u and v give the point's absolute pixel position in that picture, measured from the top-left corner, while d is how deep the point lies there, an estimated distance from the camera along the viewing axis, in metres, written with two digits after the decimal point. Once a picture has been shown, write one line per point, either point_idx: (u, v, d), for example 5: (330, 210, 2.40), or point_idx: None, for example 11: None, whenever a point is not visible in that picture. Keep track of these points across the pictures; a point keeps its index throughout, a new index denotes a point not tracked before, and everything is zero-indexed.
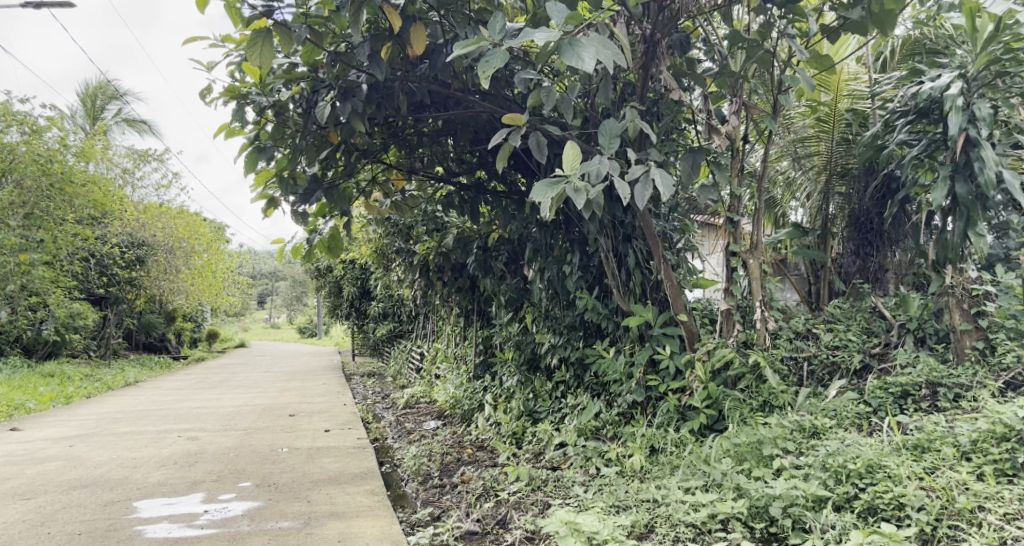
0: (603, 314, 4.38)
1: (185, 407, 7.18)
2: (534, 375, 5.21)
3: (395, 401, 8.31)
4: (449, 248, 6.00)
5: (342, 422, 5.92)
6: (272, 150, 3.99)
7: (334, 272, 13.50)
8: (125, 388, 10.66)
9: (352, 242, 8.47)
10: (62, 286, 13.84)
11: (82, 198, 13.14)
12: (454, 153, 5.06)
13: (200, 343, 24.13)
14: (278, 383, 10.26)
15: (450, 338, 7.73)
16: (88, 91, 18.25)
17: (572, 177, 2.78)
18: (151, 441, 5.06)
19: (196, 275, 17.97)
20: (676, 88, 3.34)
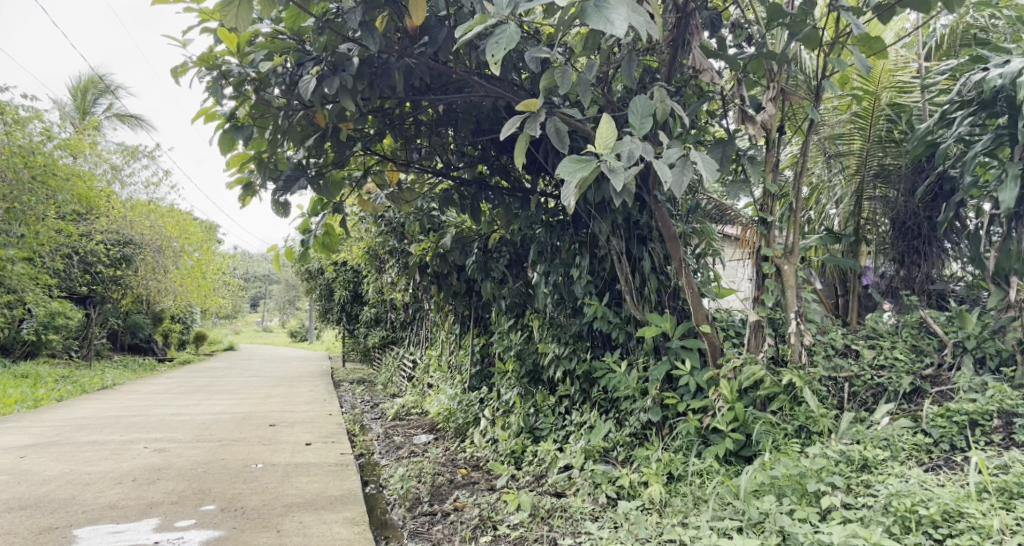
0: (614, 323, 4.01)
1: (159, 413, 6.78)
2: (535, 387, 4.82)
3: (385, 410, 7.92)
4: (447, 249, 5.63)
5: (325, 434, 5.52)
6: (251, 131, 3.70)
7: (326, 274, 13.12)
8: (102, 390, 10.23)
9: (344, 242, 8.10)
10: (43, 284, 13.45)
11: (66, 194, 12.78)
12: (454, 145, 4.81)
13: (188, 345, 23.65)
14: (264, 389, 9.86)
15: (444, 346, 7.34)
16: (80, 85, 17.85)
17: (605, 156, 2.67)
18: (113, 452, 4.64)
19: (185, 275, 17.55)
20: (709, 69, 2.85)
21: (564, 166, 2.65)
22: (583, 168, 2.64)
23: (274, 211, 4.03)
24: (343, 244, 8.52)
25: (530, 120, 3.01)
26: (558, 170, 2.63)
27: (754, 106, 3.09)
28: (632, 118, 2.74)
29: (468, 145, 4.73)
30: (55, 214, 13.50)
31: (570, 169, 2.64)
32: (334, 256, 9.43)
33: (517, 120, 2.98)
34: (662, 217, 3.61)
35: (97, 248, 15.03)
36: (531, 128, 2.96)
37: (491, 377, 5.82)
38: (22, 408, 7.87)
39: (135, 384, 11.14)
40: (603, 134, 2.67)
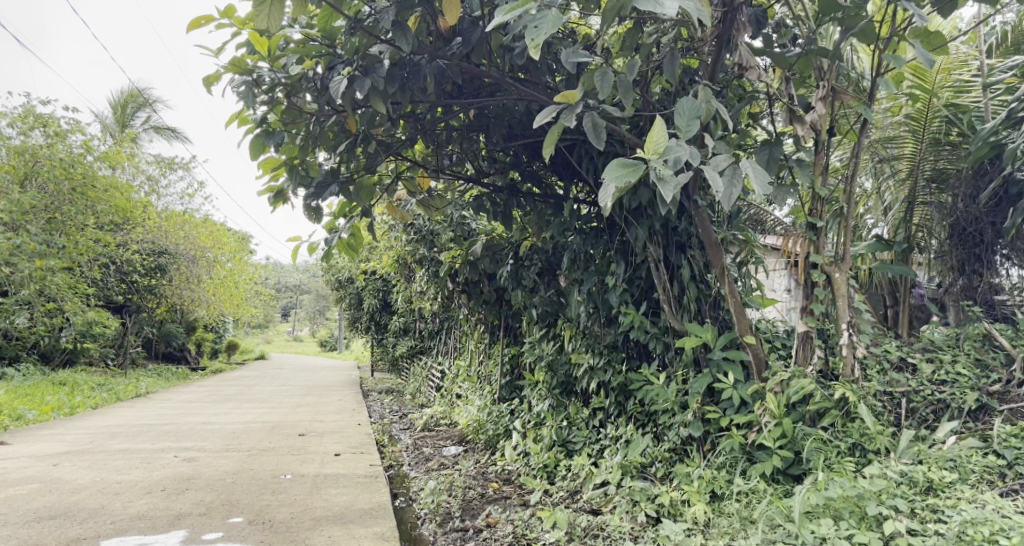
0: (651, 333, 3.87)
1: (190, 422, 6.78)
2: (568, 399, 4.68)
3: (413, 421, 7.84)
4: (477, 257, 5.54)
5: (354, 445, 5.43)
6: (282, 135, 3.61)
7: (356, 284, 13.14)
8: (135, 398, 10.32)
9: (374, 251, 8.08)
10: (81, 293, 13.67)
11: (105, 204, 13.53)
12: (486, 151, 4.81)
13: (220, 354, 23.88)
14: (294, 398, 9.86)
15: (473, 356, 7.23)
16: (120, 99, 18.21)
17: (654, 161, 2.57)
18: (142, 461, 4.60)
19: (218, 285, 17.74)
20: (757, 67, 2.74)
21: (609, 169, 2.58)
22: (631, 174, 2.54)
23: (306, 217, 3.99)
24: (372, 253, 8.47)
25: (565, 110, 2.97)
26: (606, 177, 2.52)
27: (804, 105, 2.95)
28: (678, 120, 2.63)
29: (501, 151, 4.69)
30: (93, 224, 13.76)
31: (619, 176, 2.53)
32: (364, 266, 9.42)
33: (551, 109, 2.94)
34: (702, 223, 3.49)
35: (133, 258, 15.25)
36: (565, 119, 2.92)
37: (522, 388, 5.70)
38: (58, 415, 7.95)
39: (167, 392, 11.23)
40: (653, 138, 2.56)
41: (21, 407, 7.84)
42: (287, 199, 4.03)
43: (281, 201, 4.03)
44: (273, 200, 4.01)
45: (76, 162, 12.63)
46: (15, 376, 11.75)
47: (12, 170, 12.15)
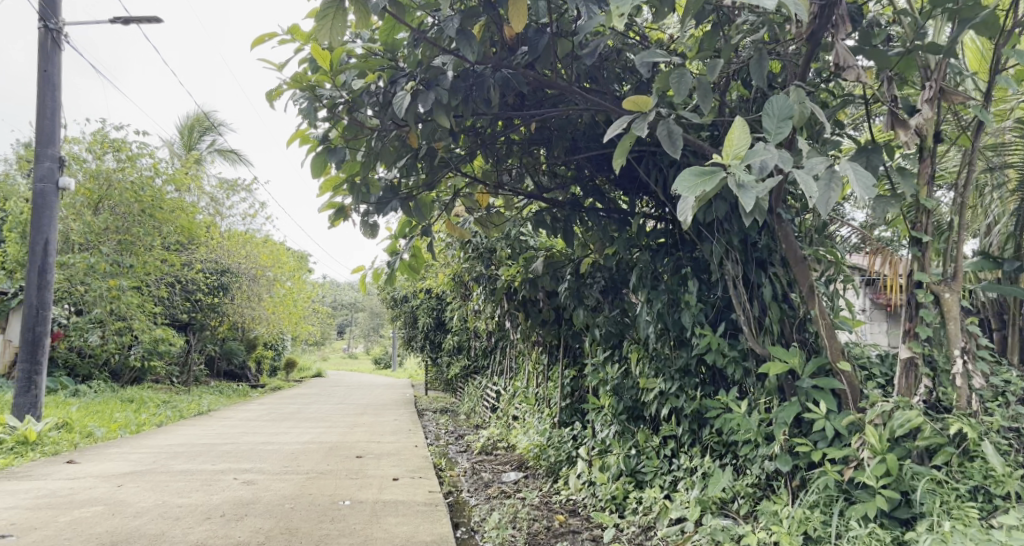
0: (729, 357, 3.61)
1: (249, 442, 6.75)
2: (636, 426, 4.42)
3: (470, 443, 7.68)
4: (537, 273, 5.38)
5: (413, 469, 5.28)
6: (344, 152, 3.51)
7: (410, 302, 13.13)
8: (198, 416, 10.43)
9: (430, 269, 8.00)
10: (149, 312, 14.05)
11: (170, 224, 13.86)
12: (547, 165, 4.67)
13: (279, 371, 24.26)
14: (350, 417, 9.82)
15: (530, 377, 7.04)
16: (187, 123, 18.81)
17: (733, 167, 2.30)
18: (203, 484, 4.53)
19: (278, 304, 18.06)
20: (854, 66, 2.50)
21: (683, 178, 2.31)
22: (705, 182, 2.29)
23: (364, 234, 3.88)
24: (427, 271, 8.40)
25: (637, 118, 2.76)
26: (675, 185, 2.30)
27: (908, 107, 2.69)
28: (767, 122, 2.38)
29: (562, 164, 4.54)
30: (160, 244, 14.16)
31: (689, 184, 2.30)
32: (420, 283, 9.35)
33: (623, 120, 2.74)
34: (786, 238, 3.24)
35: (197, 277, 15.63)
36: (638, 129, 2.69)
37: (584, 411, 5.47)
38: (124, 433, 8.05)
39: (228, 410, 11.35)
40: (733, 141, 2.30)
41: (90, 424, 7.97)
42: (347, 216, 3.93)
43: (341, 218, 3.94)
44: (334, 216, 3.93)
45: (145, 184, 13.05)
46: (87, 393, 12.08)
47: (86, 193, 12.61)
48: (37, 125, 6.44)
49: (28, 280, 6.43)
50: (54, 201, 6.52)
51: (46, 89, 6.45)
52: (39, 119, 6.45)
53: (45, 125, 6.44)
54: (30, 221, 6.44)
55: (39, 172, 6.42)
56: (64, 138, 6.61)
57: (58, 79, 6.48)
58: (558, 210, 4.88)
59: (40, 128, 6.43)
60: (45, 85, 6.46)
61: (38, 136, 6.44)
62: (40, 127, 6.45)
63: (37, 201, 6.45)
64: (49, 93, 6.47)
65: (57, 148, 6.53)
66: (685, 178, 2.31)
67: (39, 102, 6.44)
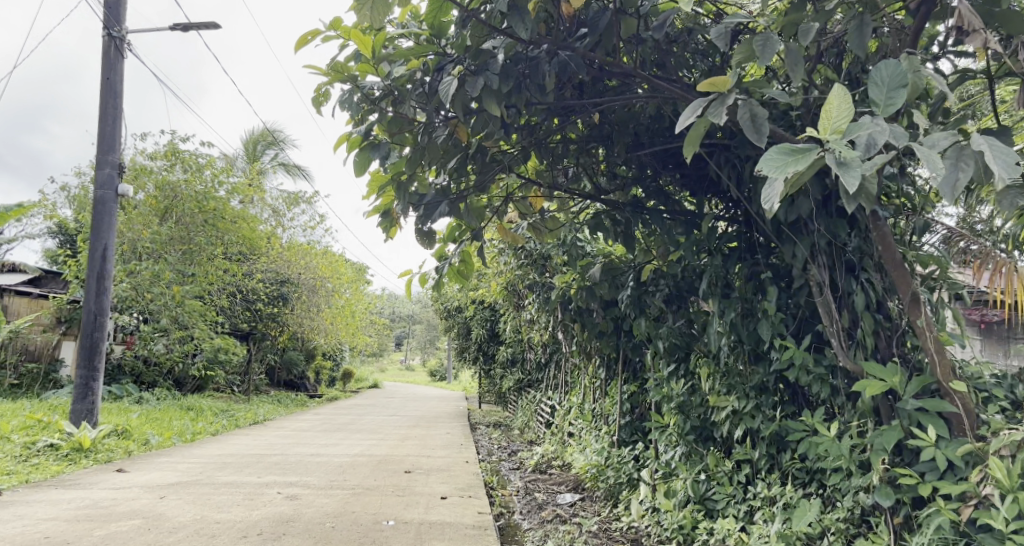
0: (815, 374, 3.21)
1: (299, 453, 6.61)
2: (705, 448, 4.04)
3: (523, 460, 7.38)
4: (595, 281, 5.00)
5: (462, 487, 5.00)
6: (388, 147, 3.28)
7: (464, 314, 12.96)
8: (253, 425, 10.41)
9: (484, 278, 7.78)
10: (210, 321, 14.28)
11: (232, 234, 14.06)
12: (606, 164, 4.42)
13: (336, 381, 24.45)
14: (402, 429, 9.64)
15: (587, 393, 6.70)
16: (251, 137, 19.23)
17: (832, 142, 1.99)
18: (246, 497, 4.35)
19: (336, 315, 18.21)
20: (982, 29, 2.07)
21: (771, 157, 2.00)
22: (797, 159, 1.98)
23: (420, 243, 3.65)
24: (480, 280, 8.16)
25: (715, 101, 2.43)
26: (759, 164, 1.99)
27: None
28: (875, 92, 2.05)
29: (623, 162, 4.27)
30: (222, 253, 14.41)
31: (777, 161, 1.99)
32: (474, 294, 9.16)
33: (697, 105, 2.40)
34: (884, 241, 2.87)
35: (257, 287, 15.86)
36: (716, 113, 2.37)
37: (646, 430, 5.12)
38: (178, 441, 8.03)
39: (283, 419, 11.33)
40: (828, 114, 2.01)
41: (146, 432, 7.97)
42: (398, 223, 3.61)
43: (392, 225, 3.61)
44: (383, 225, 3.61)
45: (208, 194, 13.29)
46: (150, 400, 12.28)
47: (153, 204, 12.92)
48: (99, 131, 6.48)
49: (87, 287, 6.43)
50: (114, 207, 6.52)
51: (108, 97, 6.47)
52: (102, 126, 6.48)
53: (107, 132, 6.47)
54: (90, 227, 6.45)
55: (99, 178, 6.44)
56: (125, 145, 6.63)
57: (121, 86, 6.50)
58: (619, 212, 4.53)
59: (102, 135, 6.46)
60: (108, 92, 6.48)
61: (100, 142, 6.46)
62: (102, 134, 6.47)
63: (97, 208, 6.46)
64: (111, 100, 6.50)
65: (118, 155, 6.54)
66: (771, 156, 2.00)
67: (101, 108, 6.48)
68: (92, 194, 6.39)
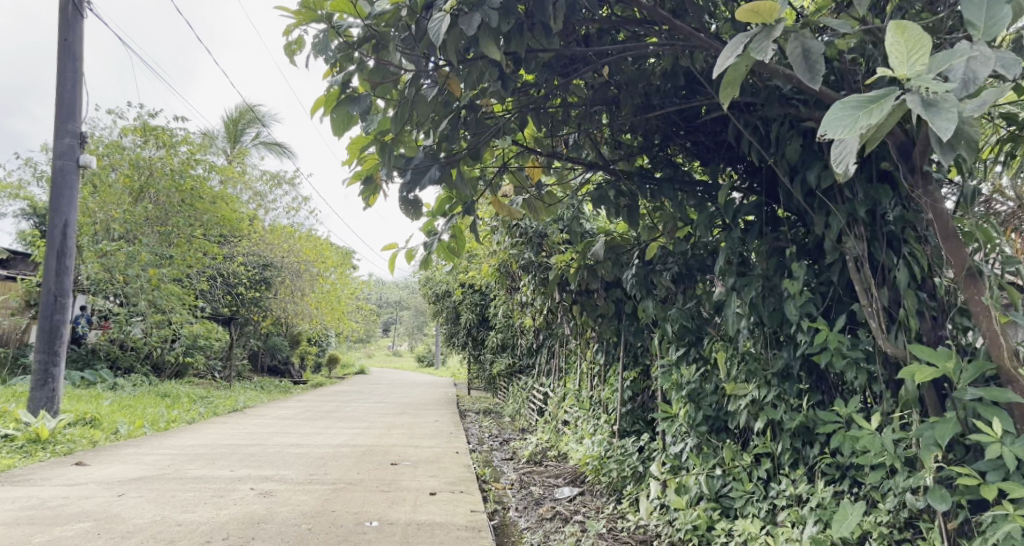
0: (848, 358, 2.86)
1: (278, 444, 6.24)
2: (719, 440, 3.73)
3: (516, 450, 7.04)
4: (596, 260, 4.64)
5: (452, 481, 4.65)
6: (369, 99, 2.82)
7: (452, 297, 12.58)
8: (232, 413, 10.00)
9: (474, 259, 7.42)
10: (189, 305, 13.82)
11: (211, 214, 13.59)
12: (611, 129, 4.08)
13: (322, 368, 23.99)
14: (388, 417, 9.27)
15: (583, 380, 6.36)
16: (232, 116, 18.57)
17: (915, 82, 1.67)
18: (215, 494, 3.97)
19: (321, 299, 17.77)
20: None
21: (841, 113, 1.66)
22: (870, 111, 1.65)
23: (403, 212, 3.24)
24: (470, 262, 7.80)
25: (757, 35, 2.09)
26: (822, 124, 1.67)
27: None
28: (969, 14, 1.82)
29: (630, 126, 3.93)
30: (202, 235, 13.95)
31: (844, 118, 1.66)
32: (463, 276, 8.80)
33: (737, 41, 2.06)
34: (934, 208, 2.55)
35: (238, 269, 15.42)
36: (759, 49, 2.04)
37: (651, 419, 4.81)
38: (150, 430, 7.62)
39: (265, 407, 10.92)
40: (903, 49, 1.68)
41: (115, 422, 7.55)
42: (380, 189, 3.20)
43: (373, 191, 3.18)
44: (363, 191, 3.18)
45: (185, 171, 12.80)
46: (125, 386, 11.82)
47: (127, 182, 12.42)
48: (57, 97, 6.02)
49: (46, 265, 5.99)
50: (74, 179, 6.07)
51: (66, 60, 6.01)
52: (60, 91, 6.02)
53: (66, 97, 6.01)
54: (49, 200, 6.01)
55: (58, 148, 5.99)
56: (85, 112, 6.18)
57: (80, 49, 6.05)
58: (624, 183, 4.18)
59: (60, 100, 6.00)
60: (66, 54, 6.02)
61: (58, 109, 6.01)
62: (61, 100, 6.02)
63: (56, 179, 6.02)
64: (70, 63, 6.04)
65: (78, 123, 6.10)
66: (834, 112, 1.67)
67: (59, 72, 6.01)
68: (50, 164, 5.95)
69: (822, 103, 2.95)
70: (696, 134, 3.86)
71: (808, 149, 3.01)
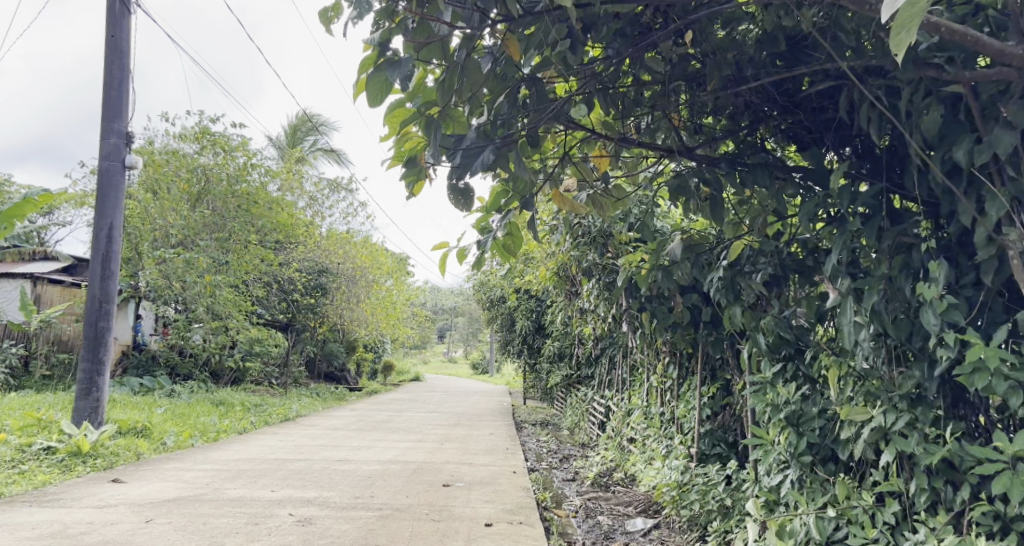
0: (1014, 381, 2.28)
1: (326, 459, 5.87)
2: (827, 472, 3.21)
3: (578, 469, 6.52)
4: (673, 261, 4.10)
5: (510, 508, 4.16)
6: (412, 64, 2.36)
7: (507, 303, 12.16)
8: (284, 422, 9.76)
9: (533, 262, 6.97)
10: (246, 312, 13.78)
11: (266, 220, 13.54)
12: (692, 108, 3.57)
13: (378, 375, 23.85)
14: (442, 429, 8.87)
15: (652, 394, 5.81)
16: (294, 123, 18.87)
17: None
18: (250, 521, 3.58)
19: (376, 306, 17.61)
20: None
21: None
22: None
23: (453, 204, 2.93)
24: (527, 266, 7.33)
25: None
26: None
27: None
28: None
29: (717, 103, 3.42)
30: (258, 241, 13.91)
31: None
32: (520, 281, 8.37)
33: None
34: None
35: (294, 276, 15.37)
36: None
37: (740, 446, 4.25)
38: (198, 441, 7.37)
39: (317, 416, 10.67)
40: None
41: (163, 432, 7.31)
42: (425, 174, 2.76)
43: (416, 177, 2.75)
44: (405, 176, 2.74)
45: (241, 178, 12.87)
46: (182, 393, 11.78)
47: (185, 188, 12.42)
48: (103, 96, 5.79)
49: (91, 270, 5.74)
50: (120, 180, 5.82)
51: (114, 57, 5.77)
52: (106, 89, 5.80)
53: (112, 96, 5.78)
54: (94, 202, 5.77)
55: (104, 148, 5.74)
56: (132, 111, 5.94)
57: (127, 45, 5.80)
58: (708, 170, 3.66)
59: (107, 99, 5.77)
60: (113, 51, 5.79)
61: (105, 108, 5.78)
62: (107, 98, 5.79)
63: (102, 181, 5.78)
64: (116, 60, 5.80)
65: (125, 123, 5.86)
66: None
67: (106, 70, 5.78)
68: (96, 165, 5.70)
69: (971, 61, 2.39)
70: (795, 112, 3.31)
71: (951, 119, 2.47)
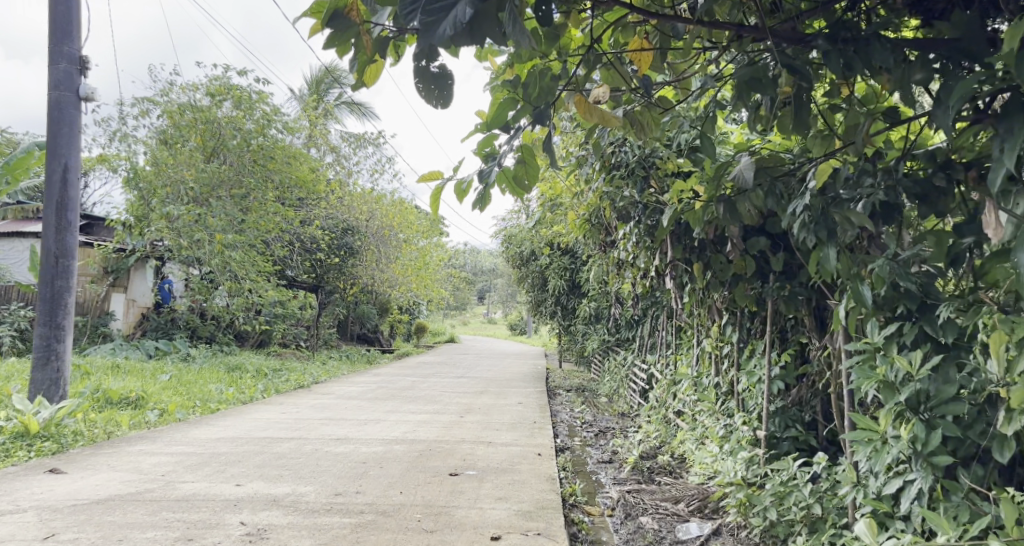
0: None
1: (323, 438, 5.07)
2: (973, 478, 2.26)
3: (617, 448, 5.62)
4: (739, 192, 3.08)
5: (527, 511, 3.26)
6: None
7: (539, 261, 11.18)
8: (298, 389, 9.04)
9: (562, 209, 5.98)
10: (268, 273, 13.09)
11: (286, 175, 12.71)
12: None
13: (413, 336, 23.19)
14: (465, 398, 8.03)
15: (703, 360, 4.85)
16: (317, 75, 17.95)
17: None
18: (183, 535, 2.77)
19: (407, 266, 16.82)
20: None
21: None
22: None
23: (424, 97, 2.19)
24: (557, 213, 6.32)
25: None
26: None
27: None
28: None
29: None
30: (277, 198, 13.13)
31: None
32: (552, 233, 7.37)
33: None
34: None
35: (318, 234, 14.61)
36: None
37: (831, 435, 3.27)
38: (194, 411, 6.67)
39: (337, 382, 9.96)
40: None
41: (155, 403, 6.61)
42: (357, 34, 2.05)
43: (345, 43, 2.09)
44: (330, 42, 2.09)
45: (258, 132, 11.93)
46: (199, 358, 11.20)
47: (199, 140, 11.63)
48: (48, 11, 4.88)
49: (46, 221, 4.95)
50: (74, 114, 4.98)
51: None
52: (52, 3, 4.87)
53: (59, 11, 4.87)
54: (45, 140, 4.94)
55: (54, 76, 4.90)
56: (86, 32, 5.04)
57: None
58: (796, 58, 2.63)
59: (53, 15, 4.86)
60: None
61: (51, 26, 4.89)
62: (53, 14, 4.88)
63: (53, 115, 4.94)
64: None
65: (78, 46, 4.99)
66: None
67: None
68: (44, 95, 4.87)
69: None
70: None
71: None
